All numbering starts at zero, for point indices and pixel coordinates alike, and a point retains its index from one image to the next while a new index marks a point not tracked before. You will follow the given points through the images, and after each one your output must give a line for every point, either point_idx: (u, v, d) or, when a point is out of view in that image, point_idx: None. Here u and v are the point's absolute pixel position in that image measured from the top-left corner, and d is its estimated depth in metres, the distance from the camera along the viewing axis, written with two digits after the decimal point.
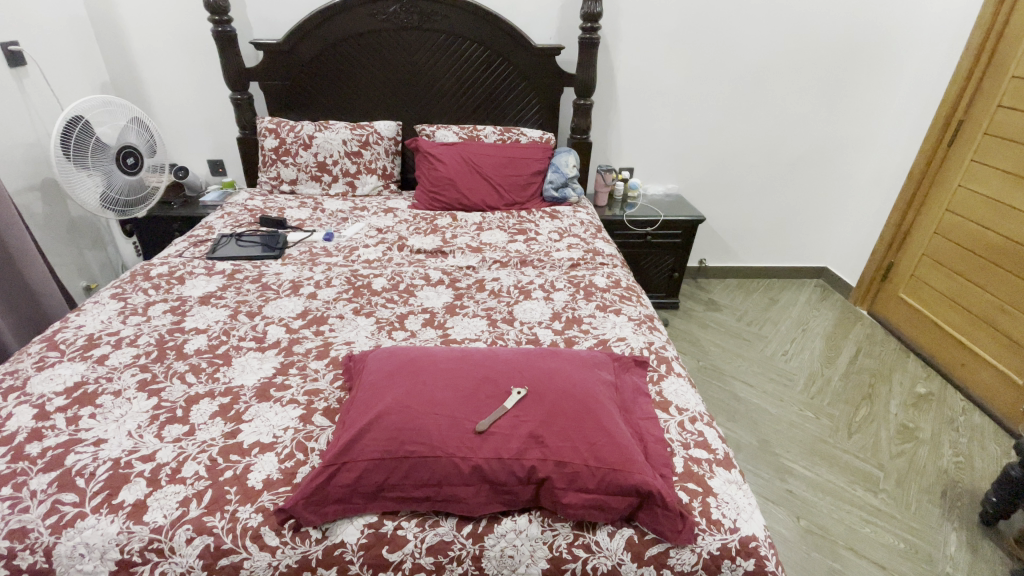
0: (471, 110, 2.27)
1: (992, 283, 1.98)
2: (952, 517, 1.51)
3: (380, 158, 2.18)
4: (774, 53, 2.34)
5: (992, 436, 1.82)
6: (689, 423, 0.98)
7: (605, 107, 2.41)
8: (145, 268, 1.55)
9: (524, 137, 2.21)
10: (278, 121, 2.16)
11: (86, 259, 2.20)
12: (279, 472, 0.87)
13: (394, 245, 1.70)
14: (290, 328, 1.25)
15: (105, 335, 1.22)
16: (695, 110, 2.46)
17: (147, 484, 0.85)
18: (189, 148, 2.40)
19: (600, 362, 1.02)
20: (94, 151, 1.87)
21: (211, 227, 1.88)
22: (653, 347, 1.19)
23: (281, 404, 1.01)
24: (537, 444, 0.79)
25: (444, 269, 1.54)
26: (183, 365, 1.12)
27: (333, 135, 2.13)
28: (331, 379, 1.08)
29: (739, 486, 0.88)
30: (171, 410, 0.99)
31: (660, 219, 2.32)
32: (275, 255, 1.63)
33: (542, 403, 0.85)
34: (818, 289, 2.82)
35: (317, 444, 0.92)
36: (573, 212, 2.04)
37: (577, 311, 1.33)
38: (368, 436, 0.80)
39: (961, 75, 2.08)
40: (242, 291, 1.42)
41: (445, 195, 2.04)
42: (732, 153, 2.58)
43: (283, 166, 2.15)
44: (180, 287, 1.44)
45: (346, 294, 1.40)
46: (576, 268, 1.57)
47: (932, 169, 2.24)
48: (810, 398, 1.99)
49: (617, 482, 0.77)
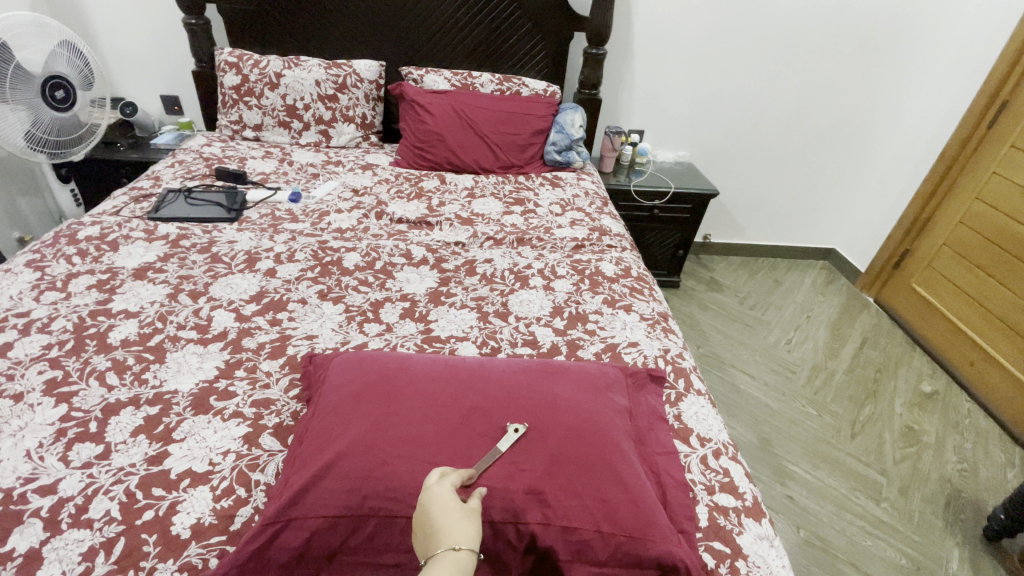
0: (467, 53, 1.97)
1: (1016, 281, 1.85)
2: (955, 531, 1.44)
3: (358, 105, 1.90)
4: (811, 8, 2.07)
5: (997, 441, 1.75)
6: (713, 458, 0.83)
7: (618, 59, 2.13)
8: (73, 229, 1.31)
9: (525, 88, 1.94)
10: (240, 53, 1.84)
11: (17, 206, 1.91)
12: (212, 516, 0.69)
13: (371, 211, 1.47)
14: (241, 315, 1.05)
15: (12, 315, 1.00)
16: (716, 68, 2.19)
17: (44, 527, 0.67)
18: (138, 80, 2.07)
19: (612, 380, 0.85)
20: (14, 80, 1.56)
21: (158, 178, 1.61)
22: (669, 356, 1.03)
23: (222, 419, 0.82)
24: (538, 503, 0.63)
25: (429, 244, 1.33)
26: (104, 361, 0.92)
27: (305, 74, 1.83)
28: (286, 387, 0.89)
29: (771, 543, 0.74)
30: (82, 424, 0.80)
31: (670, 191, 2.11)
32: (230, 219, 1.39)
33: (545, 446, 0.68)
34: (824, 271, 2.68)
35: (264, 476, 0.75)
36: (577, 180, 1.82)
37: (582, 306, 1.15)
38: (323, 485, 0.64)
39: (1015, 47, 1.85)
40: (188, 263, 1.20)
41: (432, 152, 1.79)
42: (752, 119, 2.34)
43: (245, 109, 1.85)
44: (113, 255, 1.21)
45: (312, 272, 1.19)
46: (580, 251, 1.37)
47: (965, 152, 2.05)
48: (813, 394, 1.88)
49: (635, 554, 0.62)
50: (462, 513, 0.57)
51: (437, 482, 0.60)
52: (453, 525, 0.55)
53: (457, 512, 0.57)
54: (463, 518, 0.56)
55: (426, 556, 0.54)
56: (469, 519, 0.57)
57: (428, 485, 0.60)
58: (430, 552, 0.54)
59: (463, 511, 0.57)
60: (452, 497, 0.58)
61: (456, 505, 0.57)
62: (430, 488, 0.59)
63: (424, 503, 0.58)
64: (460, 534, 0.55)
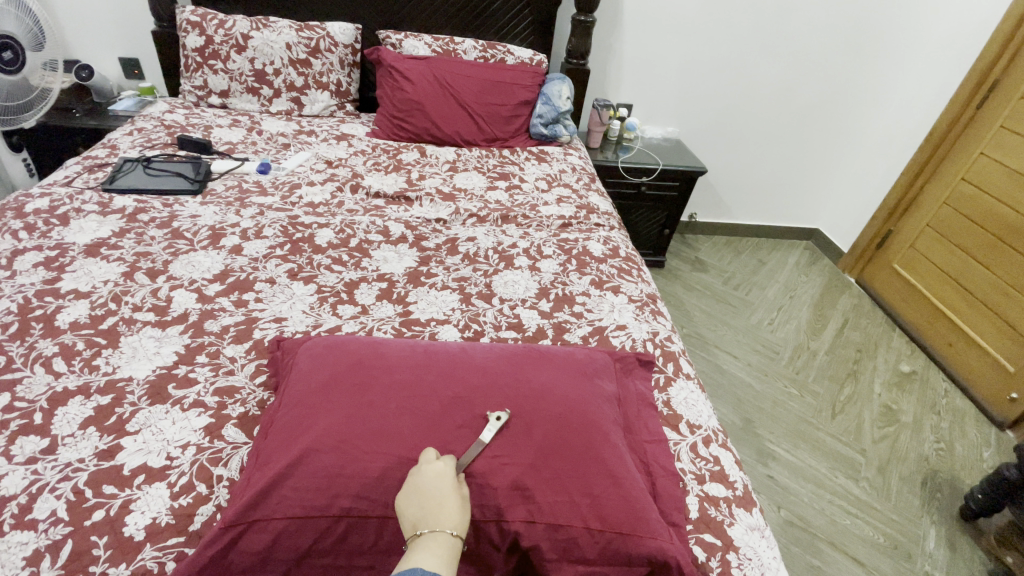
0: (449, 17, 1.86)
1: (997, 263, 1.86)
2: (932, 509, 1.46)
3: (333, 71, 1.78)
4: None
5: (972, 421, 1.78)
6: (703, 446, 0.81)
7: (607, 28, 2.03)
8: (18, 201, 1.20)
9: (511, 57, 1.84)
10: (202, 12, 1.71)
11: None
12: (170, 515, 0.64)
13: (346, 185, 1.39)
14: (203, 295, 0.97)
15: None
16: (708, 41, 2.11)
17: None
18: (91, 39, 1.90)
19: (601, 367, 0.81)
20: None
21: (114, 146, 1.49)
22: (658, 339, 1.00)
23: (181, 409, 0.76)
24: (522, 499, 0.60)
25: (408, 221, 1.26)
26: (52, 346, 0.84)
27: (274, 36, 1.70)
28: (253, 373, 0.83)
29: (762, 533, 0.72)
30: (26, 415, 0.73)
31: (658, 168, 2.05)
32: (194, 190, 1.29)
33: (530, 438, 0.64)
34: (808, 252, 2.68)
35: (227, 470, 0.69)
36: (564, 155, 1.75)
37: (569, 287, 1.10)
38: (290, 483, 0.59)
39: (1009, 24, 1.81)
40: (146, 239, 1.11)
41: (412, 123, 1.70)
42: (742, 95, 2.28)
43: (210, 73, 1.72)
44: (63, 230, 1.12)
45: (281, 250, 1.11)
46: (566, 229, 1.32)
47: (954, 132, 2.04)
48: (796, 374, 1.89)
49: (624, 551, 0.59)
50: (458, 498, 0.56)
51: (434, 463, 0.58)
52: (447, 509, 0.54)
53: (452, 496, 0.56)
54: (458, 503, 0.55)
55: (414, 531, 0.53)
56: (461, 501, 0.56)
57: (425, 465, 0.58)
58: (417, 530, 0.53)
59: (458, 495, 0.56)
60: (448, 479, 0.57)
61: (451, 489, 0.56)
62: (426, 467, 0.58)
63: (419, 482, 0.56)
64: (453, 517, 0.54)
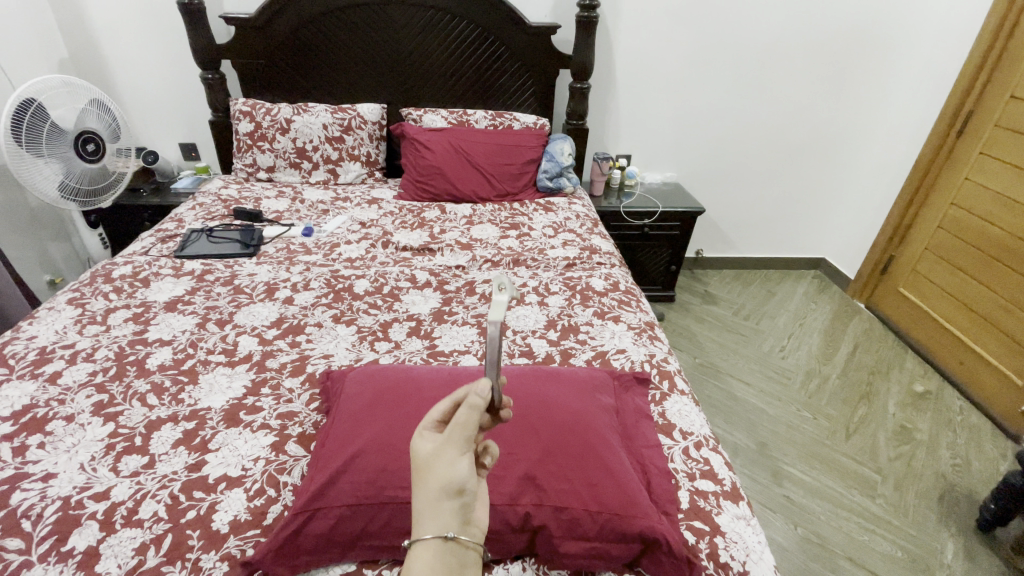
0: (461, 93, 2.13)
1: (996, 281, 1.92)
2: (949, 523, 1.50)
3: (363, 144, 2.05)
4: (781, 37, 2.20)
5: (989, 437, 1.80)
6: (695, 449, 0.92)
7: (602, 91, 2.27)
8: (107, 269, 1.43)
9: (517, 123, 2.09)
10: (253, 103, 2.01)
11: (49, 252, 2.03)
12: (248, 513, 0.78)
13: (378, 241, 1.60)
14: (263, 339, 1.16)
15: (59, 348, 1.12)
16: (695, 96, 2.32)
17: (100, 527, 0.76)
18: (158, 129, 2.22)
19: (600, 383, 0.94)
20: (50, 138, 1.71)
21: (181, 220, 1.75)
22: (655, 360, 1.12)
23: (251, 430, 0.92)
24: (533, 488, 0.72)
25: (432, 268, 1.45)
26: (144, 384, 1.02)
27: (313, 119, 1.99)
28: (307, 400, 0.99)
29: (748, 522, 0.82)
30: (128, 439, 0.90)
31: (658, 210, 2.22)
32: (249, 253, 1.51)
33: (538, 439, 0.77)
34: (815, 281, 2.76)
35: (290, 478, 0.84)
36: (569, 204, 1.95)
37: (574, 318, 1.24)
38: (344, 478, 0.73)
39: (974, 62, 1.97)
40: (213, 295, 1.31)
41: (433, 185, 1.93)
42: (734, 139, 2.46)
43: (259, 152, 2.01)
44: (144, 291, 1.33)
45: (326, 299, 1.30)
46: (571, 269, 1.48)
47: (938, 161, 2.16)
48: (808, 398, 1.94)
49: (620, 529, 0.71)
50: (432, 477, 0.51)
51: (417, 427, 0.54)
52: (421, 495, 0.51)
53: (427, 475, 0.51)
54: (433, 482, 0.51)
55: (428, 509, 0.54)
56: (431, 480, 0.51)
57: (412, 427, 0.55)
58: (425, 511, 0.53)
59: (433, 472, 0.51)
60: (425, 450, 0.52)
61: (427, 463, 0.51)
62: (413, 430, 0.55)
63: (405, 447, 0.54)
64: (428, 522, 0.50)
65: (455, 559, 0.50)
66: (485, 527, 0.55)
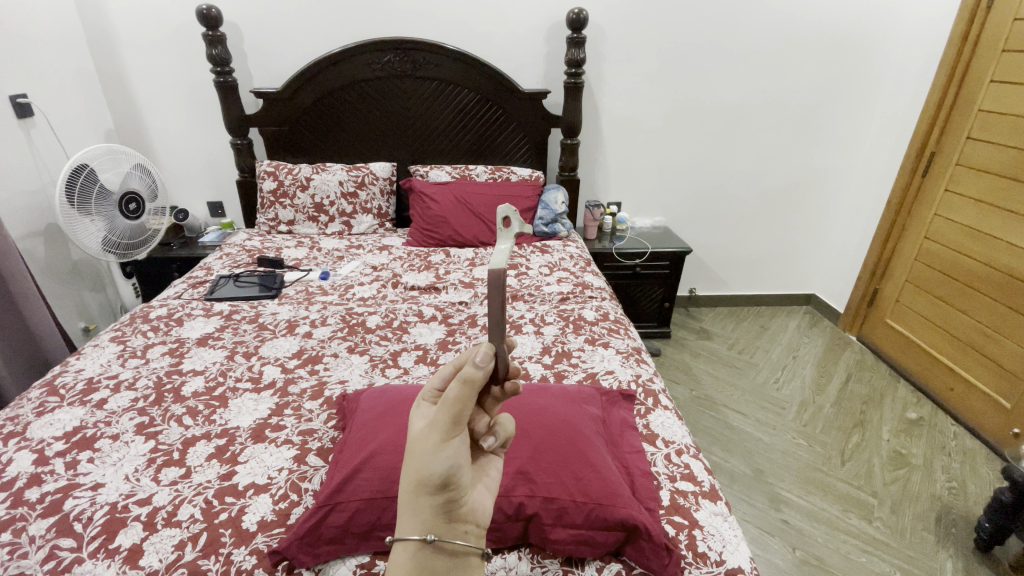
0: (463, 151, 2.36)
1: (975, 308, 2.01)
2: (947, 544, 1.53)
3: (375, 199, 2.25)
4: (751, 95, 2.43)
5: (983, 461, 1.84)
6: (676, 455, 1.01)
7: (591, 145, 2.49)
8: (145, 311, 1.59)
9: (514, 175, 2.29)
10: (277, 164, 2.23)
11: (85, 301, 2.20)
12: (273, 514, 0.88)
13: (388, 283, 1.75)
14: (286, 368, 1.28)
15: (104, 378, 1.25)
16: (677, 148, 2.54)
17: (144, 527, 0.86)
18: (189, 190, 2.45)
19: (588, 396, 1.05)
20: (98, 198, 1.89)
21: (209, 268, 1.92)
22: (641, 380, 1.23)
23: (276, 445, 1.03)
24: (525, 481, 0.83)
25: (437, 305, 1.59)
26: (180, 408, 1.14)
27: (330, 177, 2.21)
28: (326, 419, 1.10)
29: (725, 518, 0.90)
30: (167, 453, 1.01)
31: (647, 251, 2.38)
32: (272, 295, 1.66)
33: (529, 440, 0.88)
34: (807, 316, 2.86)
35: (311, 484, 0.94)
36: (563, 246, 2.11)
37: (567, 345, 1.36)
38: (361, 476, 0.84)
39: (930, 109, 2.14)
40: (240, 332, 1.45)
41: (438, 232, 2.11)
42: (716, 185, 2.65)
43: (281, 208, 2.21)
44: (178, 329, 1.47)
45: (341, 333, 1.44)
46: (565, 302, 1.62)
47: (908, 199, 2.29)
48: (803, 426, 1.99)
49: (603, 517, 0.80)
50: (412, 466, 0.52)
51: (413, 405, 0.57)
52: (403, 485, 0.52)
53: (411, 462, 0.52)
54: (413, 473, 0.52)
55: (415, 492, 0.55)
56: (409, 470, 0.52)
57: (410, 403, 0.58)
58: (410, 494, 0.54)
59: (413, 461, 0.52)
60: (413, 431, 0.54)
61: (411, 443, 0.53)
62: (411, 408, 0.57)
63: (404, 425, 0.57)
64: (407, 520, 0.51)
65: (435, 560, 0.51)
66: (478, 521, 0.55)
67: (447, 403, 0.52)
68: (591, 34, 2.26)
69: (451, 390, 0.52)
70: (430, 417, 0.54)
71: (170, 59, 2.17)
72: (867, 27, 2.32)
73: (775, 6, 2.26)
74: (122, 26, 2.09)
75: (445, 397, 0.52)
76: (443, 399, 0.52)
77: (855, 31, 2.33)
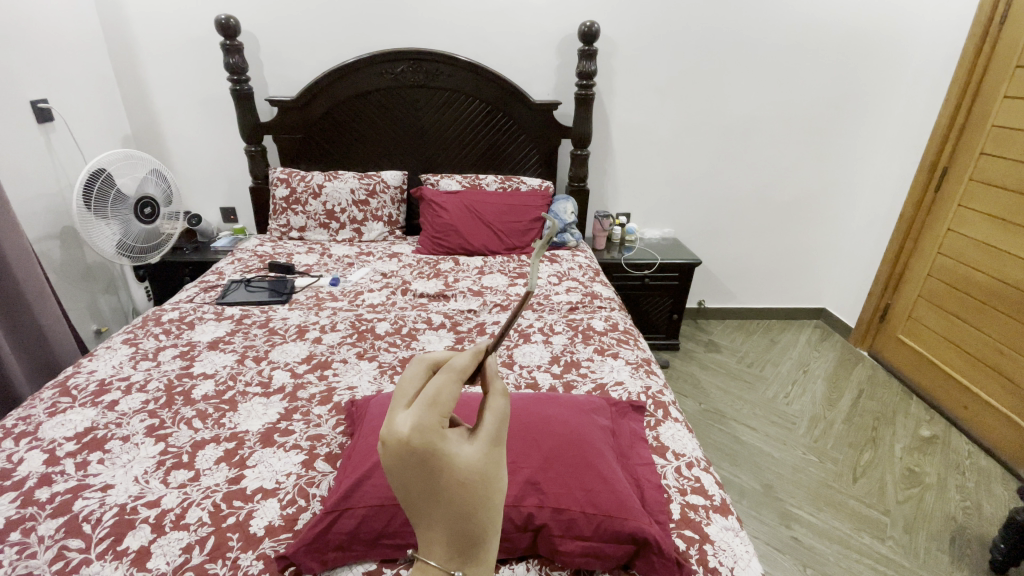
0: (473, 160, 2.38)
1: (988, 324, 1.98)
2: (962, 565, 1.49)
3: (386, 207, 2.27)
4: (762, 107, 2.44)
5: (999, 480, 1.81)
6: (686, 468, 1.00)
7: (601, 157, 2.50)
8: (157, 314, 1.60)
9: (524, 185, 2.31)
10: (290, 171, 2.26)
11: (98, 303, 2.23)
12: (281, 519, 0.88)
13: (397, 289, 1.76)
14: (295, 372, 1.29)
15: (116, 380, 1.26)
16: (687, 159, 2.54)
17: (151, 530, 0.86)
18: (203, 196, 2.48)
19: (597, 406, 1.04)
20: (114, 202, 1.92)
21: (221, 273, 1.93)
22: (650, 391, 1.22)
23: (284, 450, 1.03)
24: (534, 491, 0.82)
25: (446, 312, 1.60)
26: (191, 411, 1.14)
27: (342, 185, 2.23)
28: (334, 425, 1.11)
29: (737, 533, 0.89)
30: (177, 456, 1.02)
31: (657, 262, 2.38)
32: (282, 300, 1.68)
33: (538, 449, 0.87)
34: (817, 330, 2.83)
35: (319, 490, 0.93)
36: (572, 256, 2.11)
37: (576, 355, 1.36)
38: (369, 482, 0.84)
39: (944, 123, 2.13)
40: (250, 336, 1.46)
41: (448, 241, 2.12)
42: (725, 197, 2.64)
43: (293, 215, 2.24)
44: (190, 332, 1.49)
45: (350, 338, 1.45)
46: (574, 311, 1.62)
47: (921, 213, 2.28)
48: (813, 442, 1.96)
49: (613, 529, 0.79)
50: (488, 499, 0.42)
51: (442, 436, 0.42)
52: (474, 523, 0.41)
53: (476, 496, 0.41)
54: (485, 506, 0.42)
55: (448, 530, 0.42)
56: (482, 503, 0.41)
57: (433, 437, 0.41)
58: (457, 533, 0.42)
59: (488, 493, 0.42)
60: (469, 465, 0.41)
61: (476, 478, 0.41)
62: (434, 436, 0.41)
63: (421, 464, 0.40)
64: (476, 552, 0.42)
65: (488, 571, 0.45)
66: None
67: (502, 417, 0.44)
68: (602, 47, 2.28)
69: (498, 404, 0.45)
70: (471, 440, 0.43)
71: (189, 67, 2.22)
72: (879, 40, 2.33)
73: (785, 18, 2.27)
74: (142, 34, 2.14)
75: (495, 412, 0.44)
76: (493, 416, 0.44)
77: (866, 45, 2.33)
